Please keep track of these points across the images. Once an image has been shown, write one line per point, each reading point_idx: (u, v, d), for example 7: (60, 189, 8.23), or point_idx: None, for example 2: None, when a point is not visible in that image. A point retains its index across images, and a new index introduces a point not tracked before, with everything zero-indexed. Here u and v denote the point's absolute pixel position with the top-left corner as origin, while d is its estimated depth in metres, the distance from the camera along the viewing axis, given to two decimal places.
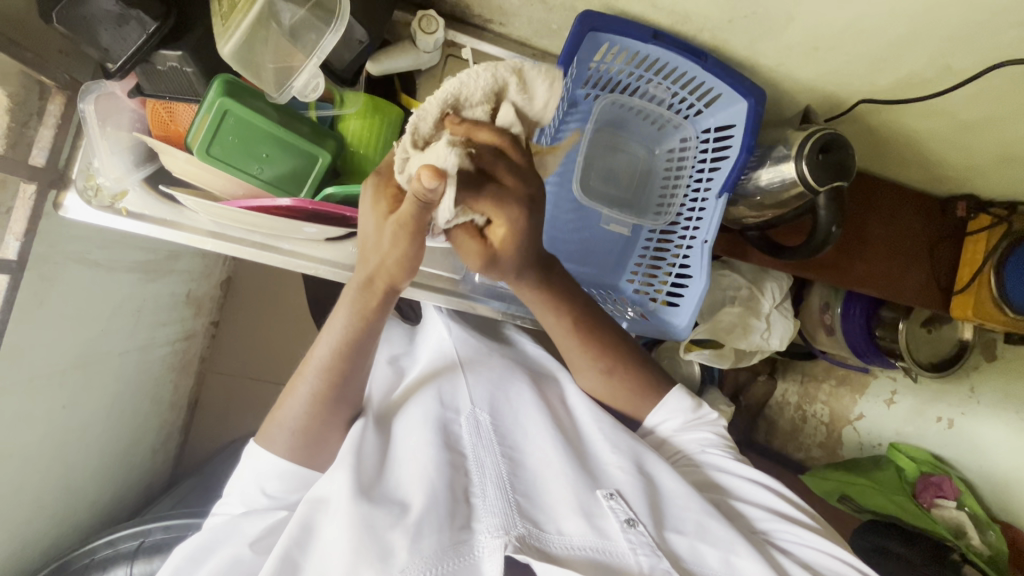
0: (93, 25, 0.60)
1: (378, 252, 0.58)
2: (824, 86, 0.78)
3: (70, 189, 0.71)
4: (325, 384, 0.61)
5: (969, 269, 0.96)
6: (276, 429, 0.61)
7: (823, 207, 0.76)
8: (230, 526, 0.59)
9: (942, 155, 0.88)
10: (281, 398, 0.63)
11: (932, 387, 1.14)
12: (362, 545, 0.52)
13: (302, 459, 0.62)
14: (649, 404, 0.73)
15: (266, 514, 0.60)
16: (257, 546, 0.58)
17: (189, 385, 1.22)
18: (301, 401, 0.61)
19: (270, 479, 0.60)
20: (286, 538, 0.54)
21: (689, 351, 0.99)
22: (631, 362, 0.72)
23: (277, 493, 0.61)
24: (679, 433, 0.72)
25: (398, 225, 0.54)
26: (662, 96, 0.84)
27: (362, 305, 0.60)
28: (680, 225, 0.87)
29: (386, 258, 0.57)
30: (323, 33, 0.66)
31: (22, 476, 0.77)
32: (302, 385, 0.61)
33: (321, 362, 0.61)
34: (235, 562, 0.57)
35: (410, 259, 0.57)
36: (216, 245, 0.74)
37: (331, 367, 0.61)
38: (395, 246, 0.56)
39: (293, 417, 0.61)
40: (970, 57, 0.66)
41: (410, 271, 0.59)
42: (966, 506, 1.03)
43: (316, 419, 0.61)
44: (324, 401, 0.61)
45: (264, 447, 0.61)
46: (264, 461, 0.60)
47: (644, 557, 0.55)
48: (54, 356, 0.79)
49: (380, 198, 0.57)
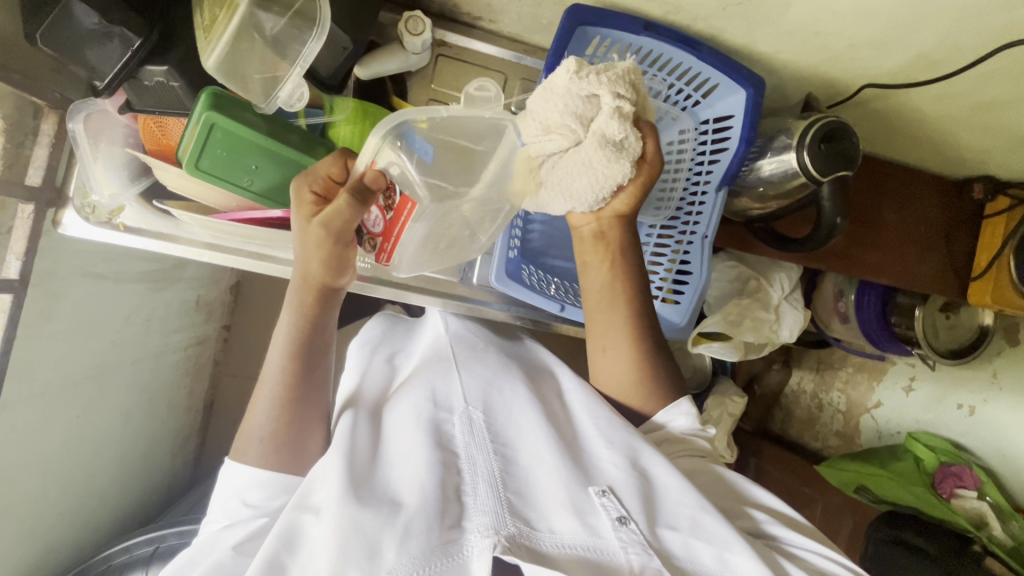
0: (76, 45, 0.60)
1: (304, 255, 0.64)
2: (827, 72, 0.75)
3: (68, 207, 0.73)
4: (282, 387, 0.64)
5: (987, 254, 0.93)
6: (246, 440, 0.64)
7: (828, 198, 0.73)
8: (212, 541, 0.60)
9: (957, 137, 0.84)
10: (248, 409, 0.66)
11: (952, 373, 1.10)
12: (350, 544, 0.51)
13: (279, 464, 0.63)
14: (656, 403, 0.71)
15: (248, 522, 0.60)
16: (241, 548, 0.58)
17: (204, 388, 1.24)
18: (264, 409, 0.64)
19: (250, 489, 0.62)
20: (274, 542, 0.54)
21: (696, 344, 0.92)
22: (664, 359, 0.72)
23: (259, 502, 0.62)
24: (685, 434, 0.70)
25: (320, 228, 0.61)
26: (659, 88, 0.80)
27: (301, 302, 0.66)
28: (681, 218, 0.85)
29: (310, 259, 0.64)
30: (304, 42, 0.64)
31: (41, 485, 0.79)
32: (263, 391, 0.65)
33: (275, 367, 0.65)
34: (217, 565, 0.56)
35: (332, 254, 0.63)
36: (212, 257, 0.76)
37: (287, 371, 0.65)
38: (319, 247, 0.62)
39: (261, 423, 0.64)
40: (980, 37, 0.62)
41: (338, 269, 0.65)
42: (987, 495, 0.98)
43: (282, 421, 0.64)
44: (285, 401, 0.64)
45: (236, 460, 0.63)
46: (238, 472, 0.62)
47: (634, 555, 0.55)
48: (65, 369, 0.81)
49: (301, 205, 0.63)
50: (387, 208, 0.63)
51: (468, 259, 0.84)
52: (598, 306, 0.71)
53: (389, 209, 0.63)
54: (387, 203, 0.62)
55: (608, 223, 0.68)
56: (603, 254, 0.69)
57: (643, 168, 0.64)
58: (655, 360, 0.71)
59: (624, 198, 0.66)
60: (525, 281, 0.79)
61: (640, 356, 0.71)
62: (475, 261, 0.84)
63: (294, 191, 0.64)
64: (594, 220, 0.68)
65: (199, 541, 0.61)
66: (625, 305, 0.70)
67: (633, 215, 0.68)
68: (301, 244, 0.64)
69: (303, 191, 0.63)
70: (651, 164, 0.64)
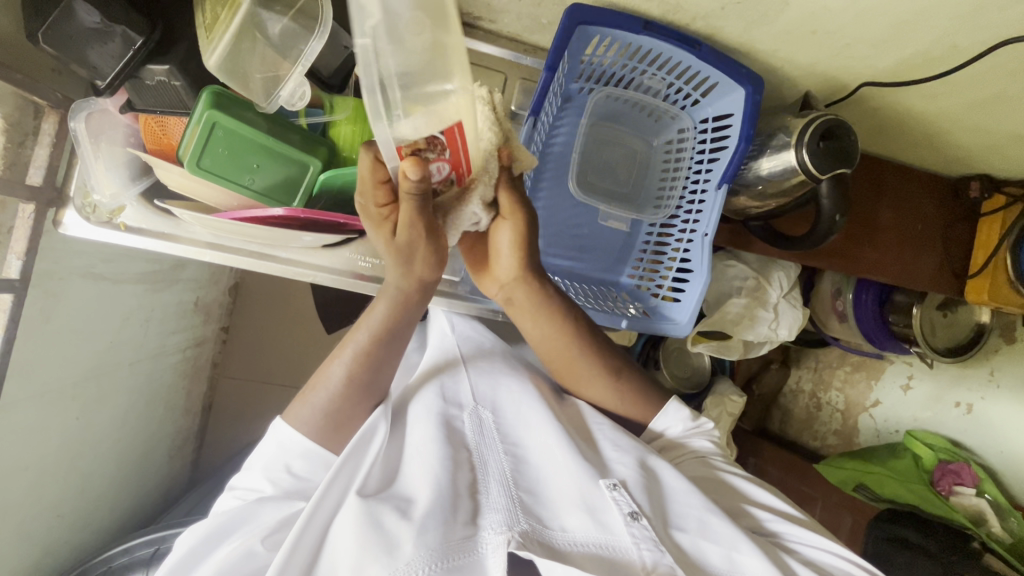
0: (79, 44, 0.60)
1: (398, 264, 0.61)
2: (825, 70, 0.75)
3: (68, 207, 0.72)
4: (358, 365, 0.64)
5: (984, 252, 0.94)
6: (303, 406, 0.63)
7: (826, 195, 0.75)
8: (246, 514, 0.58)
9: (954, 135, 0.84)
10: (311, 380, 0.65)
11: (949, 372, 1.11)
12: (365, 542, 0.51)
13: (327, 441, 0.63)
14: (650, 412, 0.73)
15: (281, 504, 0.59)
16: (269, 540, 0.57)
17: (202, 391, 1.24)
18: (333, 382, 0.63)
19: (296, 458, 0.61)
20: (297, 530, 0.53)
21: (695, 343, 0.98)
22: (629, 366, 0.75)
23: (303, 474, 0.61)
24: (684, 438, 0.73)
25: (410, 232, 0.57)
26: (658, 87, 0.84)
27: (403, 299, 0.64)
28: (680, 217, 0.87)
29: (410, 263, 0.61)
30: (307, 41, 0.65)
31: (39, 487, 0.79)
32: (336, 366, 0.64)
33: (359, 346, 0.64)
34: (249, 553, 0.55)
35: (431, 252, 0.60)
36: (214, 256, 0.75)
37: (368, 349, 0.64)
38: (416, 250, 0.59)
39: (324, 398, 0.63)
40: (976, 34, 0.63)
41: (441, 264, 0.63)
42: (986, 493, 0.98)
43: (345, 397, 0.63)
44: (356, 380, 0.64)
45: (292, 424, 0.62)
46: (285, 435, 0.61)
47: (647, 551, 0.55)
48: (62, 371, 0.80)
49: (375, 217, 0.59)
50: (444, 153, 0.50)
51: None
52: (550, 353, 0.73)
53: (446, 152, 0.50)
54: (441, 149, 0.50)
55: (511, 285, 0.69)
56: (523, 311, 0.71)
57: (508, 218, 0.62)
58: (627, 369, 0.74)
59: (510, 261, 0.67)
60: None
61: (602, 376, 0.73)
62: None
63: (359, 209, 0.59)
64: (499, 287, 0.70)
65: (223, 513, 0.58)
66: (568, 347, 0.72)
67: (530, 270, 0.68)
68: (391, 252, 0.60)
69: (371, 207, 0.59)
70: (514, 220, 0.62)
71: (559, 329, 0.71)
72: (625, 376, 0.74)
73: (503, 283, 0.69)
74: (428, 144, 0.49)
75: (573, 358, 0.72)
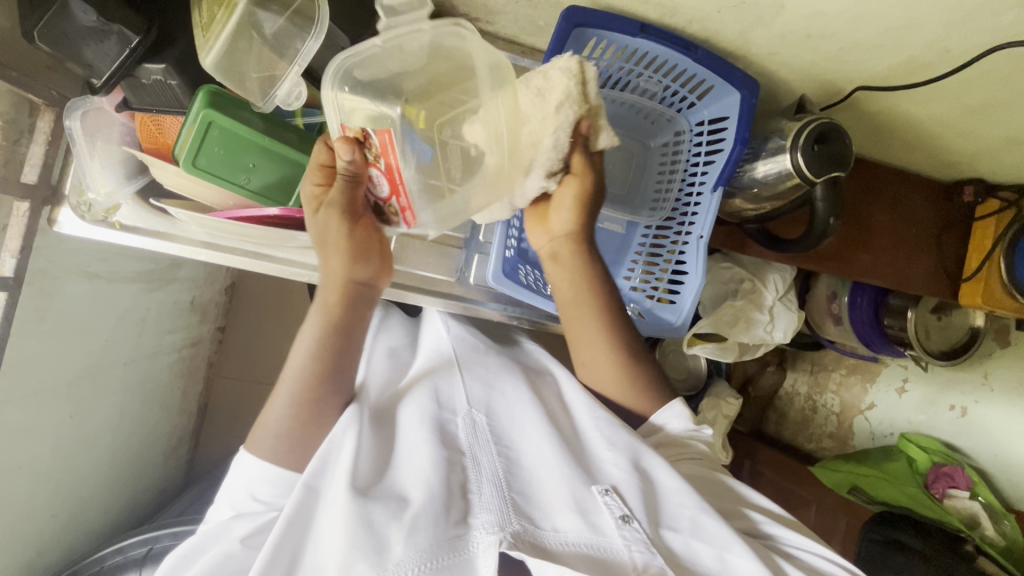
0: (76, 42, 0.60)
1: (325, 257, 0.66)
2: (820, 74, 0.76)
3: (63, 205, 0.72)
4: (303, 387, 0.63)
5: (977, 256, 0.94)
6: (261, 433, 0.62)
7: (821, 198, 0.75)
8: (221, 529, 0.59)
9: (948, 140, 0.85)
10: (265, 407, 0.64)
11: (943, 376, 1.11)
12: (358, 540, 0.51)
13: (292, 462, 0.62)
14: (651, 405, 0.73)
15: (257, 515, 0.59)
16: (248, 541, 0.58)
17: (197, 391, 1.24)
18: (282, 405, 0.62)
19: (259, 484, 0.60)
20: (278, 531, 0.54)
21: (692, 346, 0.97)
22: (641, 356, 0.74)
23: (269, 497, 0.61)
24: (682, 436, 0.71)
25: (331, 212, 0.64)
26: (654, 90, 0.83)
27: (325, 302, 0.66)
28: (677, 219, 0.88)
29: (331, 258, 0.66)
30: (302, 41, 0.65)
31: (33, 486, 0.79)
32: (283, 389, 0.63)
33: (298, 370, 0.63)
34: (227, 556, 0.56)
35: (350, 243, 0.65)
36: (209, 255, 0.74)
37: (309, 367, 0.63)
38: (335, 238, 0.65)
39: (278, 420, 0.62)
40: (969, 40, 0.63)
41: (366, 264, 0.67)
42: (980, 495, 0.98)
43: (300, 421, 0.62)
44: (307, 400, 0.62)
45: (251, 453, 0.61)
46: (250, 464, 0.61)
47: (638, 553, 0.55)
48: (56, 370, 0.80)
49: (310, 201, 0.66)
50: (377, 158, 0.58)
51: (465, 259, 0.83)
52: (575, 320, 0.73)
53: (379, 158, 0.57)
54: (375, 152, 0.57)
55: (561, 237, 0.73)
56: (562, 266, 0.73)
57: (575, 177, 0.69)
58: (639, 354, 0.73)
59: (568, 214, 0.71)
60: (520, 281, 0.79)
61: (617, 351, 0.73)
62: (472, 261, 0.82)
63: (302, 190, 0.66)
64: (548, 240, 0.74)
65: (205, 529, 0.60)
66: (594, 310, 0.72)
67: (584, 228, 0.72)
68: (319, 242, 0.66)
69: (309, 188, 0.65)
70: (581, 179, 0.69)
71: (592, 288, 0.72)
72: (637, 364, 0.73)
73: (551, 235, 0.73)
74: (365, 138, 0.57)
75: (591, 326, 0.72)
